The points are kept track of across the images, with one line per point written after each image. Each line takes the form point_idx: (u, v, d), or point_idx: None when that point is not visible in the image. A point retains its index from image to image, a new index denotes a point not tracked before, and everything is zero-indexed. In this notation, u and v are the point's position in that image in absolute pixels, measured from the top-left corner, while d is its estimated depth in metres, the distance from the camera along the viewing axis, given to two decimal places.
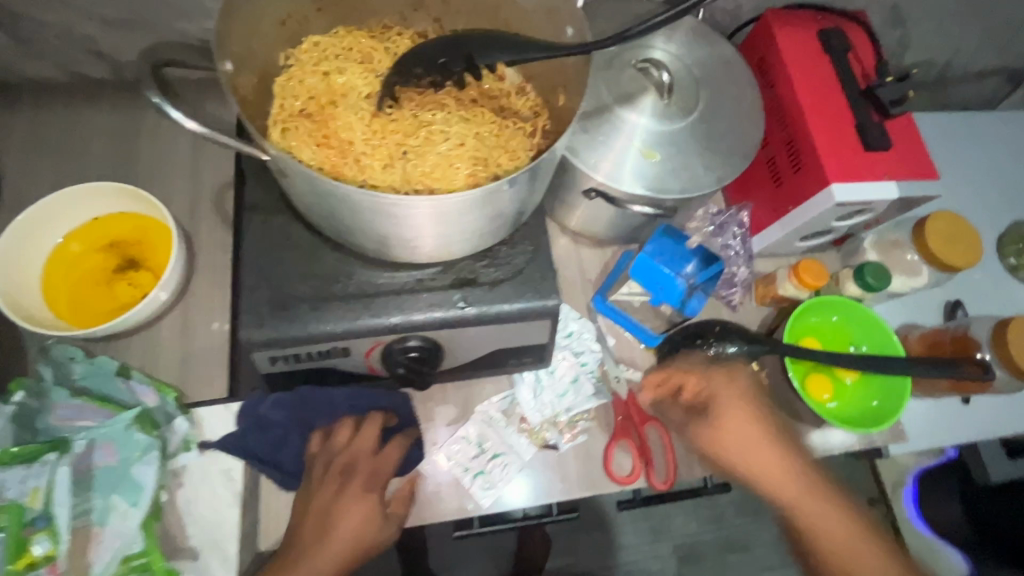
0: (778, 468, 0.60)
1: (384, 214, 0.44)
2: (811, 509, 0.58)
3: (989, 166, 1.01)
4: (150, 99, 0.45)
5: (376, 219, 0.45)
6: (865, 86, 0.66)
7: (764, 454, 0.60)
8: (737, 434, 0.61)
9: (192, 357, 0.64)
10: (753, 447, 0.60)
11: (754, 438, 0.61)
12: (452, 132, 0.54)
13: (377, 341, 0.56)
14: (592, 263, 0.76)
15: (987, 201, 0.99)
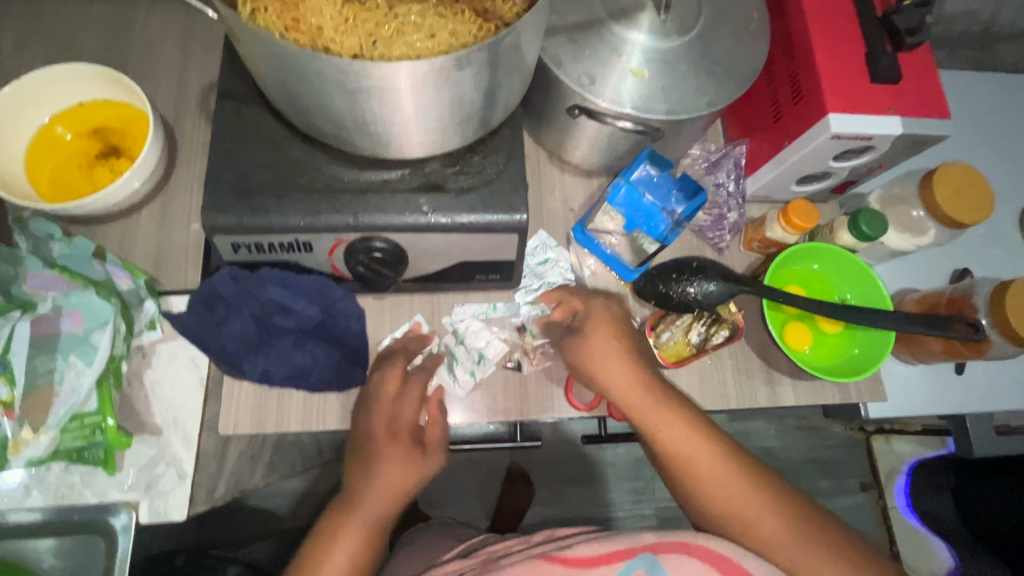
0: (633, 383, 0.56)
1: (335, 85, 0.43)
2: (653, 421, 0.55)
3: (1019, 136, 0.95)
4: None
5: (328, 92, 0.44)
6: (881, 14, 0.61)
7: (612, 369, 0.56)
8: (606, 352, 0.56)
9: (166, 247, 0.64)
10: (619, 367, 0.56)
11: (610, 355, 0.56)
12: (425, 26, 0.52)
13: (338, 239, 0.55)
14: (576, 193, 0.74)
15: (1011, 172, 0.93)
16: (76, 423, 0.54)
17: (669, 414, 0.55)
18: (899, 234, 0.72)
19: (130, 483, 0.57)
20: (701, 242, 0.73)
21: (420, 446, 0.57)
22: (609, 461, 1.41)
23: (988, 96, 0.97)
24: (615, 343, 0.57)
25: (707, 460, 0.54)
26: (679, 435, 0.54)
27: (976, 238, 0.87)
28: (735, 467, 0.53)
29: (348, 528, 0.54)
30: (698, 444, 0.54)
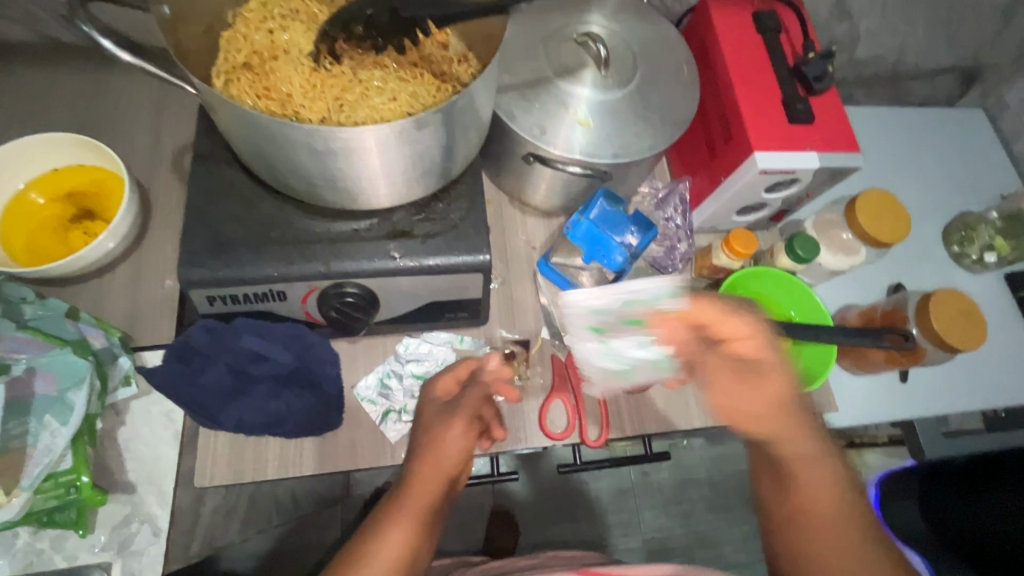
0: (773, 403, 0.51)
1: (304, 148, 0.47)
2: (765, 431, 0.52)
3: (932, 161, 1.06)
4: (84, 28, 0.48)
5: (298, 153, 0.48)
6: (792, 64, 0.69)
7: (728, 383, 0.51)
8: (725, 374, 0.51)
9: (141, 303, 0.66)
10: (738, 383, 0.51)
11: (728, 373, 0.51)
12: (387, 89, 0.58)
13: (311, 287, 0.58)
14: (537, 232, 0.79)
15: (930, 194, 1.03)
16: (50, 483, 0.53)
17: (791, 425, 0.52)
18: (832, 255, 0.78)
19: (101, 544, 0.56)
20: (656, 273, 0.78)
21: (463, 442, 0.58)
22: (594, 495, 1.41)
23: (903, 128, 1.08)
24: (739, 354, 0.51)
25: (809, 461, 0.52)
26: (790, 439, 0.52)
27: (906, 255, 0.95)
28: (831, 479, 0.52)
29: (399, 526, 0.53)
30: (811, 458, 0.52)
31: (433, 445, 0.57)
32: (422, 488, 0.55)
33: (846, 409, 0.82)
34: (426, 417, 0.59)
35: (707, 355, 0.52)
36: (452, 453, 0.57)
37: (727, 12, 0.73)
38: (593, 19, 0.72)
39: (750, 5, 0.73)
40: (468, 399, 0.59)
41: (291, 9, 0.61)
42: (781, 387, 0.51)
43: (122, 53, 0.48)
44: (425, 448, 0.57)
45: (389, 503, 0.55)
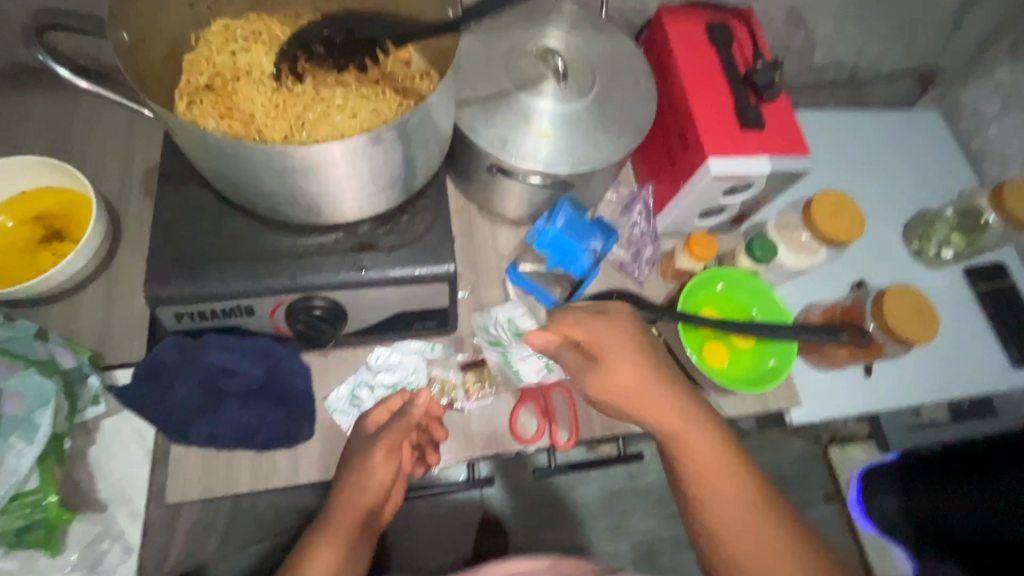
0: (654, 399, 0.57)
1: (262, 167, 0.49)
2: (671, 425, 0.57)
3: (892, 161, 1.09)
4: (40, 57, 0.51)
5: (256, 172, 0.49)
6: (744, 73, 0.72)
7: (629, 376, 0.57)
8: (621, 378, 0.57)
9: (112, 321, 0.67)
10: (636, 379, 0.57)
11: (623, 370, 0.57)
12: (348, 106, 0.59)
13: (279, 302, 0.59)
14: (507, 241, 0.81)
15: (891, 193, 1.06)
16: (16, 503, 0.53)
17: (682, 417, 0.57)
18: (794, 254, 0.81)
19: (72, 565, 0.58)
20: (623, 277, 0.80)
21: (387, 472, 0.58)
22: (582, 501, 1.42)
23: (862, 131, 1.12)
24: (630, 353, 0.58)
25: (711, 457, 0.56)
26: (692, 435, 0.56)
27: (867, 253, 0.98)
28: (739, 472, 0.55)
29: (329, 547, 0.52)
30: (716, 459, 0.56)
31: (353, 468, 0.58)
32: (342, 516, 0.55)
33: (814, 405, 0.84)
34: (352, 446, 0.61)
35: (604, 351, 0.58)
36: (375, 480, 0.57)
37: (681, 25, 0.76)
38: (551, 34, 0.75)
39: (702, 18, 0.76)
40: (390, 430, 0.59)
41: (253, 32, 0.62)
42: (664, 377, 0.58)
43: (80, 80, 0.50)
44: (349, 478, 0.57)
45: (310, 539, 0.54)
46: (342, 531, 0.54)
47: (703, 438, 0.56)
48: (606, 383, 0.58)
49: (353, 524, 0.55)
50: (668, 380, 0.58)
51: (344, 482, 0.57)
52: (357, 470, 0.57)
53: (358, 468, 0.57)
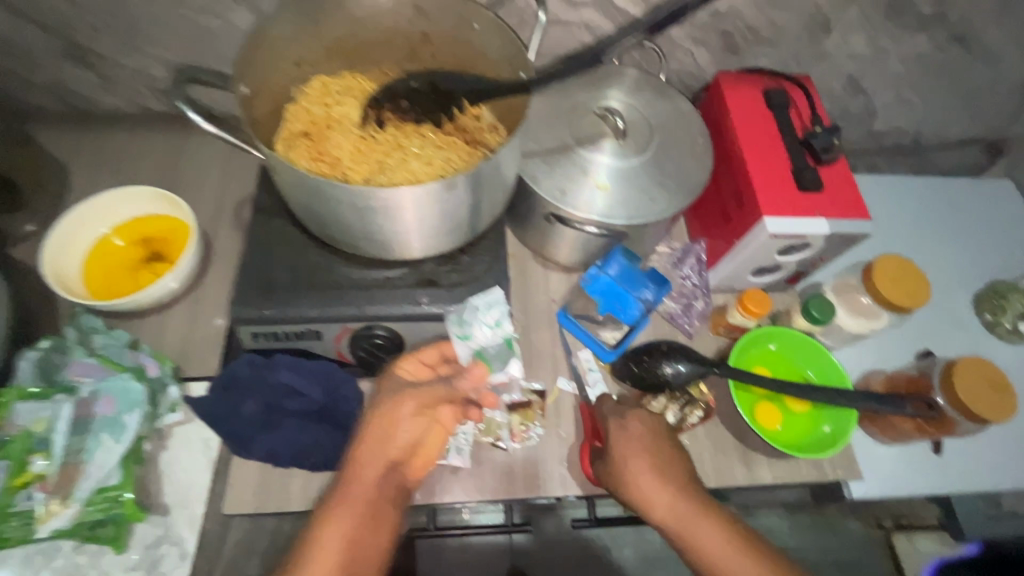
0: (683, 515, 0.62)
1: (350, 206, 0.54)
2: (712, 552, 0.60)
3: (958, 228, 1.06)
4: (179, 107, 0.58)
5: (344, 209, 0.55)
6: (801, 136, 0.74)
7: (648, 485, 0.63)
8: (631, 450, 0.65)
9: (194, 336, 0.73)
10: (643, 464, 0.63)
11: (637, 456, 0.64)
12: (424, 155, 0.65)
13: (345, 328, 0.63)
14: (558, 286, 0.83)
15: (959, 260, 1.02)
16: (98, 497, 0.57)
17: (688, 508, 0.62)
18: (850, 316, 0.80)
19: (134, 563, 0.60)
20: (672, 329, 0.80)
21: (415, 423, 0.61)
22: (616, 563, 1.35)
23: (928, 196, 1.09)
24: (644, 463, 0.63)
25: (714, 542, 0.61)
26: (698, 525, 0.61)
27: (935, 322, 0.94)
28: (728, 539, 0.61)
29: (342, 512, 0.56)
30: (712, 529, 0.61)
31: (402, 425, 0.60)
32: (372, 478, 0.58)
33: (878, 482, 0.78)
34: (385, 387, 0.62)
35: (617, 462, 0.64)
36: (399, 434, 0.60)
37: (740, 89, 0.79)
38: (613, 95, 0.80)
39: (760, 83, 0.79)
40: (427, 387, 0.62)
41: (347, 87, 0.70)
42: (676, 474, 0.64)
43: (208, 125, 0.57)
44: (373, 429, 0.60)
45: (340, 493, 0.57)
46: (341, 532, 0.55)
47: (706, 522, 0.61)
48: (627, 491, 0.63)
49: (372, 492, 0.57)
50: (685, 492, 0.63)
51: (374, 432, 0.60)
52: (391, 426, 0.60)
53: (391, 426, 0.60)
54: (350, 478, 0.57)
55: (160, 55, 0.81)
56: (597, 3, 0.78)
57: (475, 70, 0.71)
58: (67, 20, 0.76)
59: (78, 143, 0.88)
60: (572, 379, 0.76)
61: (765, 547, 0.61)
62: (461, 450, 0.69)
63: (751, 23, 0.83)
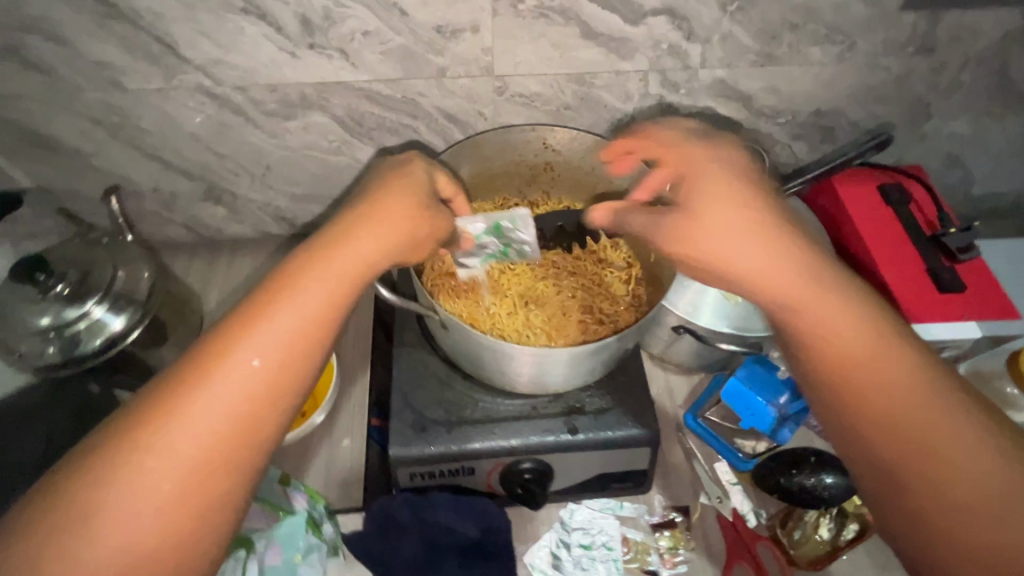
0: (887, 359, 0.42)
1: (525, 359, 0.57)
2: (895, 395, 0.41)
3: None
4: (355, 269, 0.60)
5: (517, 362, 0.58)
6: (930, 234, 0.73)
7: (772, 275, 0.45)
8: (721, 216, 0.46)
9: (335, 466, 0.74)
10: (755, 248, 0.45)
11: (725, 211, 0.46)
12: (562, 284, 0.67)
13: (497, 462, 0.64)
14: (679, 388, 0.83)
15: None
16: None
17: (891, 355, 0.42)
18: None
19: None
20: (805, 431, 0.78)
21: (373, 228, 0.48)
22: None
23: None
24: (823, 291, 0.44)
25: (933, 414, 0.40)
26: (884, 364, 0.42)
27: None
28: (947, 401, 0.40)
29: (281, 315, 0.43)
30: (911, 378, 0.41)
31: (358, 239, 0.47)
32: (325, 298, 0.45)
33: None
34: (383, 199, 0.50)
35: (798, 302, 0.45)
36: (359, 258, 0.47)
37: (852, 184, 0.79)
38: None
39: (873, 179, 0.80)
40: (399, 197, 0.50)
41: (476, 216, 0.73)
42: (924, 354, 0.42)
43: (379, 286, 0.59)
44: (318, 247, 0.46)
45: (241, 375, 0.41)
46: (243, 378, 0.41)
47: (914, 378, 0.41)
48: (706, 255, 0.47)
49: (356, 268, 0.47)
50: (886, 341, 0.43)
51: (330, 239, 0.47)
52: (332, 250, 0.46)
53: (328, 244, 0.47)
54: (284, 292, 0.44)
55: (286, 189, 0.86)
56: (704, 114, 0.80)
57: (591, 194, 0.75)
58: (209, 170, 0.82)
59: (207, 272, 0.93)
60: (717, 497, 0.73)
61: (995, 440, 0.39)
62: None
63: (854, 117, 0.83)
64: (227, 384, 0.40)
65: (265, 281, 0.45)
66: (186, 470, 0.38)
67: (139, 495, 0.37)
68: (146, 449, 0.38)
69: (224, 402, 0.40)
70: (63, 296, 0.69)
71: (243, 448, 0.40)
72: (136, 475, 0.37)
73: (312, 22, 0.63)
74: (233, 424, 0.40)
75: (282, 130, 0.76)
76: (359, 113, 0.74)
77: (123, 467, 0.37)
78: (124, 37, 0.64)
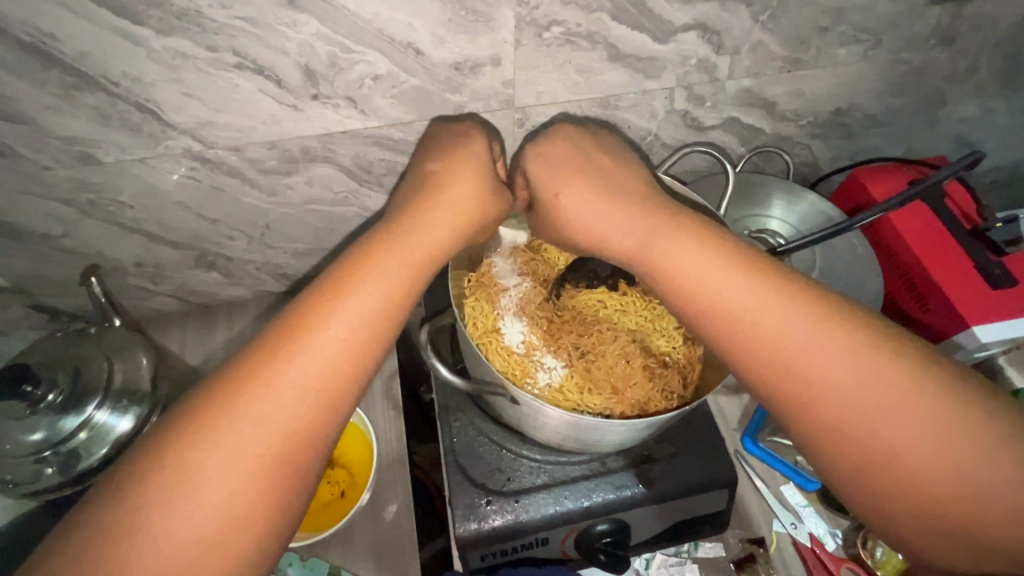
0: (784, 339, 0.43)
1: (608, 428, 0.52)
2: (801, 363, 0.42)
3: None
4: (421, 351, 0.58)
5: (596, 430, 0.53)
6: (972, 228, 0.72)
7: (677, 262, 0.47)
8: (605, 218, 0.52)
9: (384, 545, 0.68)
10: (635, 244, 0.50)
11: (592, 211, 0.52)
12: (617, 327, 0.63)
13: (572, 528, 0.59)
14: (731, 410, 0.78)
15: None
16: None
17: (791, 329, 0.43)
18: None
19: None
20: None
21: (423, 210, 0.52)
22: None
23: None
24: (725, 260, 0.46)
25: (841, 377, 0.41)
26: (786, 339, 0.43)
27: None
28: (859, 360, 0.41)
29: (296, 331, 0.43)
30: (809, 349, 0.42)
31: (434, 222, 0.51)
32: (396, 282, 0.46)
33: None
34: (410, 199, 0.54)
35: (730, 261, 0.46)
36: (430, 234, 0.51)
37: (883, 181, 0.77)
38: (771, 212, 0.72)
39: (903, 175, 0.78)
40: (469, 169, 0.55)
41: (512, 261, 0.66)
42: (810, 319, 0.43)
43: (443, 370, 0.56)
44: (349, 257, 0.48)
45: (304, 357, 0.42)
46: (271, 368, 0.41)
47: (816, 350, 0.42)
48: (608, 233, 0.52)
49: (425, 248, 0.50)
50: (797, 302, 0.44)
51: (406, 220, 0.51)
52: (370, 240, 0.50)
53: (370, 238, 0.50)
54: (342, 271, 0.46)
55: (287, 245, 0.79)
56: (726, 124, 0.76)
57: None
58: (201, 236, 0.74)
59: (206, 342, 0.85)
60: (792, 523, 0.69)
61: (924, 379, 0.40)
62: None
63: (871, 112, 0.82)
64: (304, 357, 0.42)
65: (341, 260, 0.47)
66: (259, 442, 0.39)
67: (214, 479, 0.37)
68: (216, 434, 0.38)
69: (319, 366, 0.42)
70: (55, 406, 0.61)
71: (290, 435, 0.40)
72: (206, 456, 0.38)
73: (315, 72, 0.56)
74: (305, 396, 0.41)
75: (282, 186, 0.69)
76: (367, 161, 0.68)
77: (184, 450, 0.38)
78: (97, 107, 0.56)
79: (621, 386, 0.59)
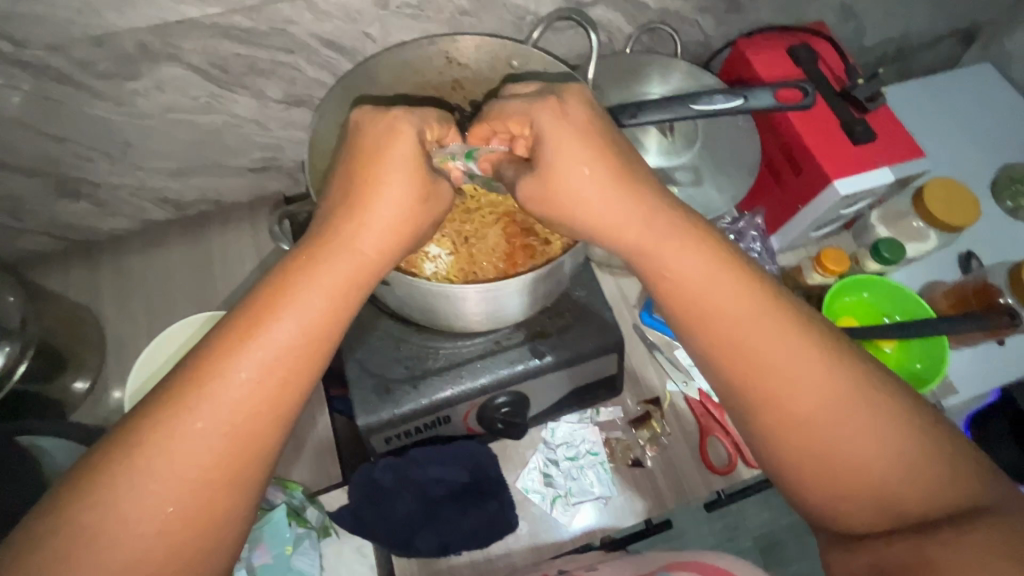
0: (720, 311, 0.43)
1: (480, 298, 0.54)
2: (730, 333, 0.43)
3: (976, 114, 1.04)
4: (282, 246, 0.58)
5: (471, 304, 0.55)
6: (840, 89, 0.75)
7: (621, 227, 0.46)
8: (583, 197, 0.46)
9: (303, 450, 0.70)
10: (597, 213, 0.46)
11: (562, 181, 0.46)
12: (500, 211, 0.63)
13: (471, 404, 0.63)
14: (631, 289, 0.82)
15: (982, 149, 1.01)
16: None
17: (723, 307, 0.43)
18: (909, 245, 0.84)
19: None
20: None
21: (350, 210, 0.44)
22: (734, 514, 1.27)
23: (948, 93, 1.04)
24: (657, 224, 0.45)
25: (773, 354, 0.42)
26: (716, 312, 0.43)
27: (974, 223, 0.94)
28: (789, 335, 0.42)
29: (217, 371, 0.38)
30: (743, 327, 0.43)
31: (371, 216, 0.44)
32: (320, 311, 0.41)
33: (963, 388, 0.84)
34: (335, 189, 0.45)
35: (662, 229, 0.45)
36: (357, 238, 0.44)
37: (763, 50, 0.78)
38: (651, 86, 0.71)
39: (781, 42, 0.79)
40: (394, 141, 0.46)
41: None
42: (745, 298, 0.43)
43: None
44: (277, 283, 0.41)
45: (261, 351, 0.39)
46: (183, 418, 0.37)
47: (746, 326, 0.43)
48: (569, 200, 0.46)
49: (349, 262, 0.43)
50: (737, 285, 0.44)
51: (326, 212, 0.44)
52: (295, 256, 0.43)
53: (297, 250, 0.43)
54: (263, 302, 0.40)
55: (160, 165, 0.74)
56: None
57: (465, 99, 0.68)
58: (53, 159, 0.68)
59: (90, 279, 0.80)
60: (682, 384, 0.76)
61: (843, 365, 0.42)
62: (602, 481, 0.70)
63: None
64: (212, 392, 0.37)
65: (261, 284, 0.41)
66: (200, 458, 0.37)
67: (141, 516, 0.35)
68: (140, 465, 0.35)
69: (235, 410, 0.38)
70: None
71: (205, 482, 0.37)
72: (122, 499, 0.35)
73: None
74: (243, 415, 0.38)
75: (129, 93, 0.63)
76: (220, 57, 0.63)
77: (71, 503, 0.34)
78: None
79: (502, 268, 0.60)
